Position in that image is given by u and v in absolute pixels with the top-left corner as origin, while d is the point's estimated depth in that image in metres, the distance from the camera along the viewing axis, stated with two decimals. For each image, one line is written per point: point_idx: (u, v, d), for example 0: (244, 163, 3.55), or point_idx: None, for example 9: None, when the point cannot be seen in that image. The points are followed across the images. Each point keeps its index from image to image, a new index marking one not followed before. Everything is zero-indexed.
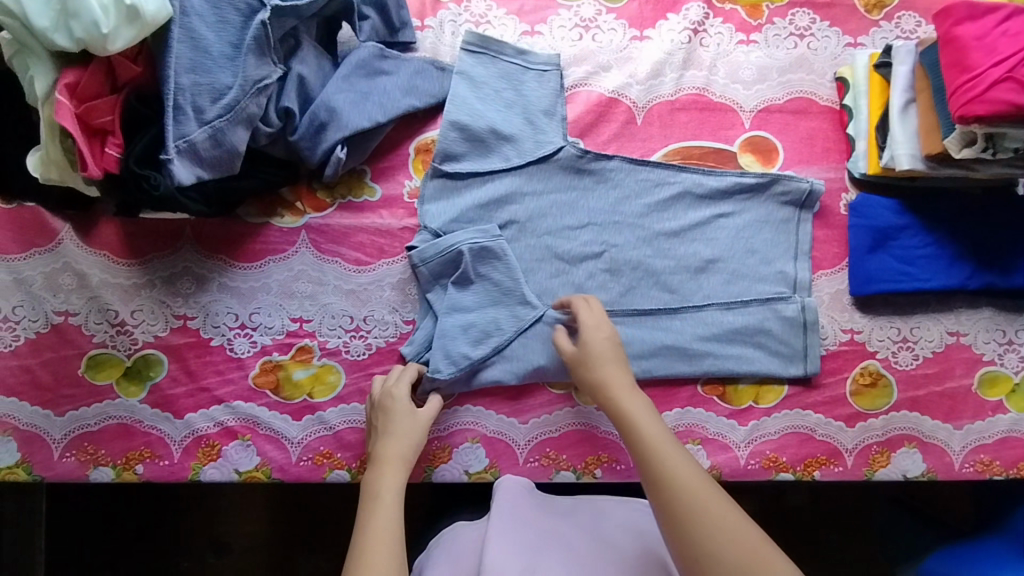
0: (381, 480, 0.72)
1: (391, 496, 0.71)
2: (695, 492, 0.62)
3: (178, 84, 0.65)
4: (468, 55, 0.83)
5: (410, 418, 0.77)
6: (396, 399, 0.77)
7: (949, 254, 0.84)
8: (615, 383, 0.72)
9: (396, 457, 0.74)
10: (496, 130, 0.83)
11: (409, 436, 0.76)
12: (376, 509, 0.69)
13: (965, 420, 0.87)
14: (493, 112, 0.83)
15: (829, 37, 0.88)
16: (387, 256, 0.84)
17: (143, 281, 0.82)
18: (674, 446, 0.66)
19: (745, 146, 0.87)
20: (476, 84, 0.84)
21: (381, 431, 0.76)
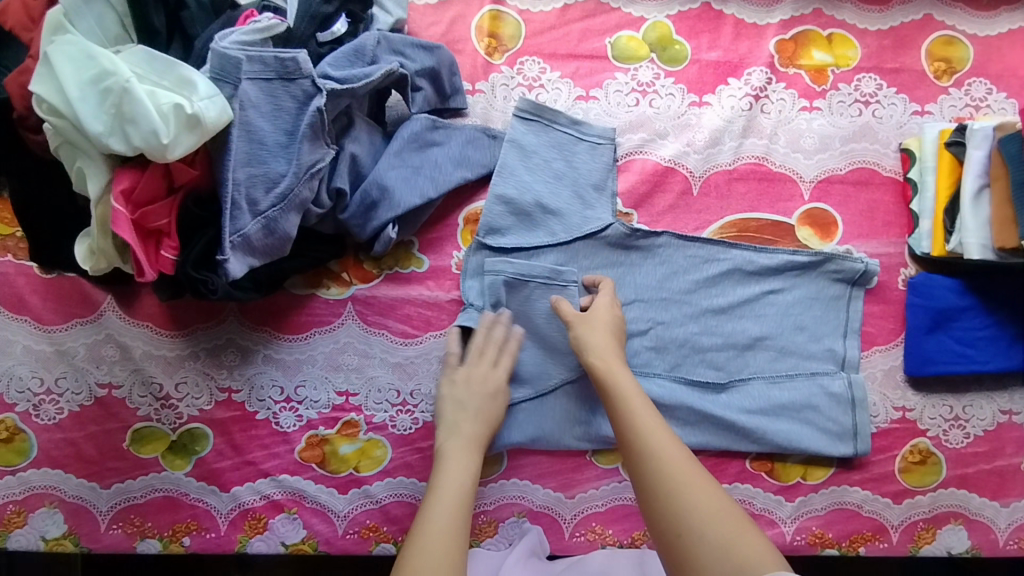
0: (452, 458, 0.71)
1: (460, 477, 0.69)
2: (677, 460, 0.62)
3: (234, 178, 0.63)
4: (521, 123, 0.80)
5: (490, 391, 0.76)
6: (463, 371, 0.77)
7: (1009, 336, 0.82)
8: (609, 356, 0.73)
9: (471, 436, 0.73)
10: (542, 204, 0.80)
11: (483, 410, 0.75)
12: (445, 485, 0.67)
13: (1013, 498, 0.86)
14: (540, 184, 0.81)
15: (896, 104, 0.84)
16: (434, 329, 0.82)
17: (187, 353, 0.81)
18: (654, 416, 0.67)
19: (803, 218, 0.84)
20: (525, 153, 0.81)
21: (456, 405, 0.75)
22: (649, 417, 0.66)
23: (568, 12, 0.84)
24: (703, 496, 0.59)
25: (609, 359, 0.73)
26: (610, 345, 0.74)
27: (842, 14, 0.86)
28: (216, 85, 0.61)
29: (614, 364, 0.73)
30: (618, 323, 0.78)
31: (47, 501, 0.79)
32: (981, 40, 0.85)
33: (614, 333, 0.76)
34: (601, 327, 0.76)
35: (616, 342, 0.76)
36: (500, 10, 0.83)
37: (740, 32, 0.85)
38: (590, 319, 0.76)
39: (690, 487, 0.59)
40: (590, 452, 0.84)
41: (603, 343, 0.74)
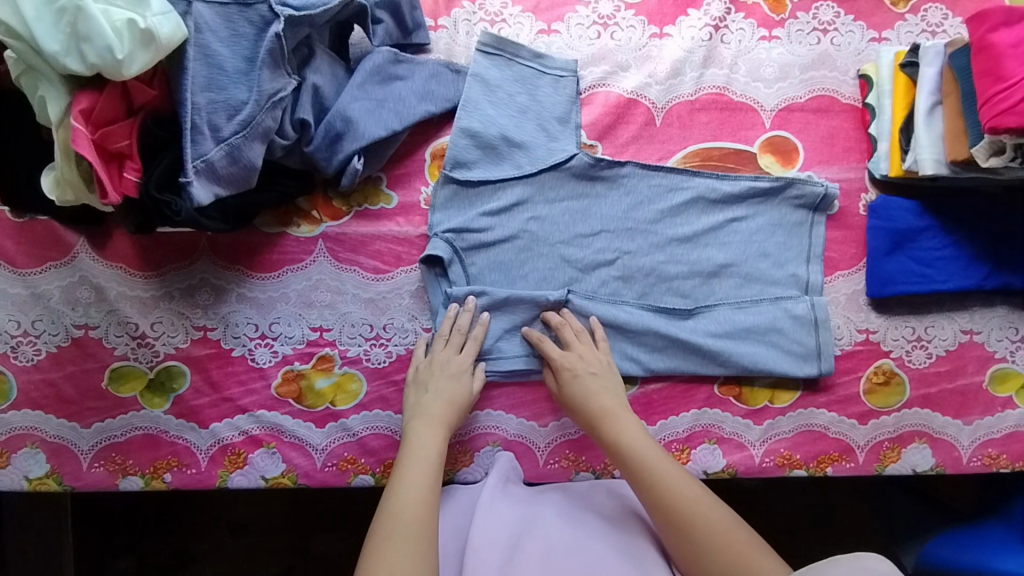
0: (420, 436, 0.74)
1: (423, 456, 0.72)
2: (694, 502, 0.70)
3: (194, 103, 0.64)
4: (484, 57, 0.81)
5: (457, 368, 0.79)
6: (436, 354, 0.80)
7: (967, 255, 0.84)
8: (603, 407, 0.78)
9: (436, 415, 0.76)
10: (507, 136, 0.82)
11: (444, 392, 0.78)
12: (409, 468, 0.71)
13: (975, 416, 0.89)
14: (505, 118, 0.82)
15: (853, 32, 0.86)
16: (405, 264, 0.84)
17: (161, 293, 0.82)
18: (656, 452, 0.74)
19: (765, 146, 0.86)
20: (490, 87, 0.82)
21: (421, 387, 0.79)
22: (651, 457, 0.73)
23: None
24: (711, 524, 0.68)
25: (606, 409, 0.78)
26: (602, 391, 0.79)
27: None
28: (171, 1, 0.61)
29: (611, 416, 0.77)
30: (598, 373, 0.81)
31: (29, 441, 0.81)
32: None
33: (603, 382, 0.80)
34: (588, 383, 0.79)
35: (604, 384, 0.80)
36: None
37: None
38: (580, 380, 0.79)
39: (697, 515, 0.69)
40: None
41: (600, 397, 0.78)
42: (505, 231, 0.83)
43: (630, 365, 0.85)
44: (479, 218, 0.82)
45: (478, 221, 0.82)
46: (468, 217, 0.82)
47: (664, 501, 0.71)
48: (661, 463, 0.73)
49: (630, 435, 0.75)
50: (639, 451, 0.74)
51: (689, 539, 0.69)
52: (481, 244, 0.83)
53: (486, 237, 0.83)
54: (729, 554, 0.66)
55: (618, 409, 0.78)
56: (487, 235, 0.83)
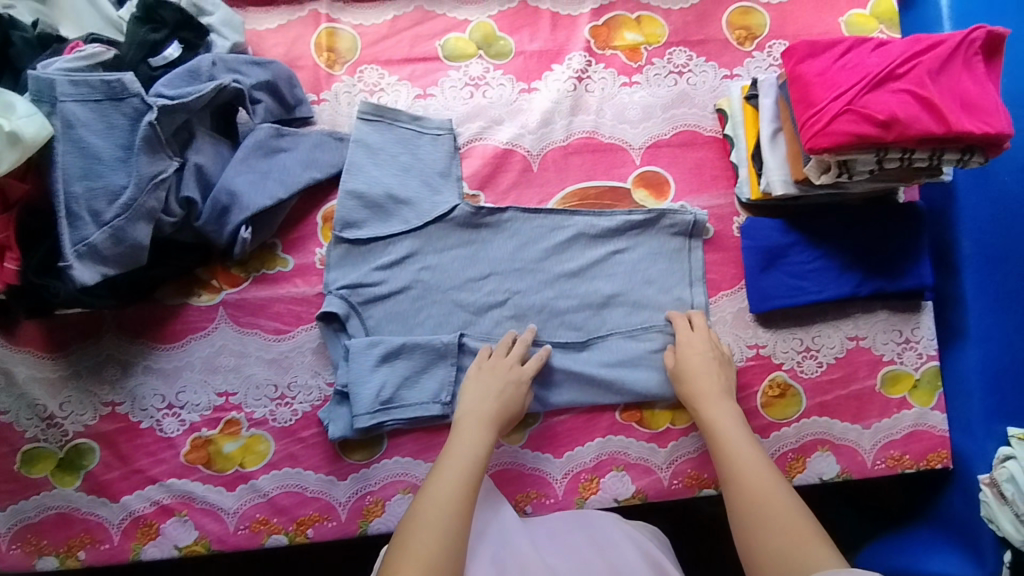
0: (468, 432, 0.78)
1: (469, 449, 0.76)
2: (764, 480, 0.73)
3: (70, 192, 0.69)
4: (364, 124, 0.87)
5: (512, 375, 0.83)
6: (498, 358, 0.84)
7: (837, 265, 0.88)
8: (707, 397, 0.83)
9: (485, 414, 0.80)
10: (392, 194, 0.87)
11: (498, 394, 0.81)
12: (454, 458, 0.75)
13: (874, 420, 0.91)
14: (389, 178, 0.87)
15: (707, 72, 0.93)
16: (304, 323, 0.87)
17: (69, 373, 0.85)
18: (748, 445, 0.77)
19: (638, 181, 0.91)
20: (372, 150, 0.88)
21: (478, 386, 0.82)
22: (738, 448, 0.77)
23: (399, 21, 0.91)
24: (778, 515, 0.69)
25: (704, 399, 0.83)
26: (715, 382, 0.84)
27: None
28: (36, 105, 0.67)
29: (707, 399, 0.82)
30: (716, 362, 0.85)
31: None
32: (775, 7, 0.94)
33: (712, 374, 0.84)
34: (697, 364, 0.84)
35: (715, 376, 0.84)
36: (335, 26, 0.90)
37: (557, 23, 0.93)
38: (685, 365, 0.85)
39: (768, 503, 0.70)
40: None
41: (701, 381, 0.83)
42: (399, 283, 0.87)
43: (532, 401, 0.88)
44: (371, 273, 0.86)
45: (371, 276, 0.86)
46: (361, 273, 0.86)
47: (740, 484, 0.74)
48: (747, 454, 0.76)
49: (724, 418, 0.81)
50: (727, 439, 0.78)
51: (750, 523, 0.70)
52: (374, 297, 0.87)
53: (379, 291, 0.86)
54: (785, 531, 0.67)
55: (725, 402, 0.83)
56: (381, 288, 0.87)
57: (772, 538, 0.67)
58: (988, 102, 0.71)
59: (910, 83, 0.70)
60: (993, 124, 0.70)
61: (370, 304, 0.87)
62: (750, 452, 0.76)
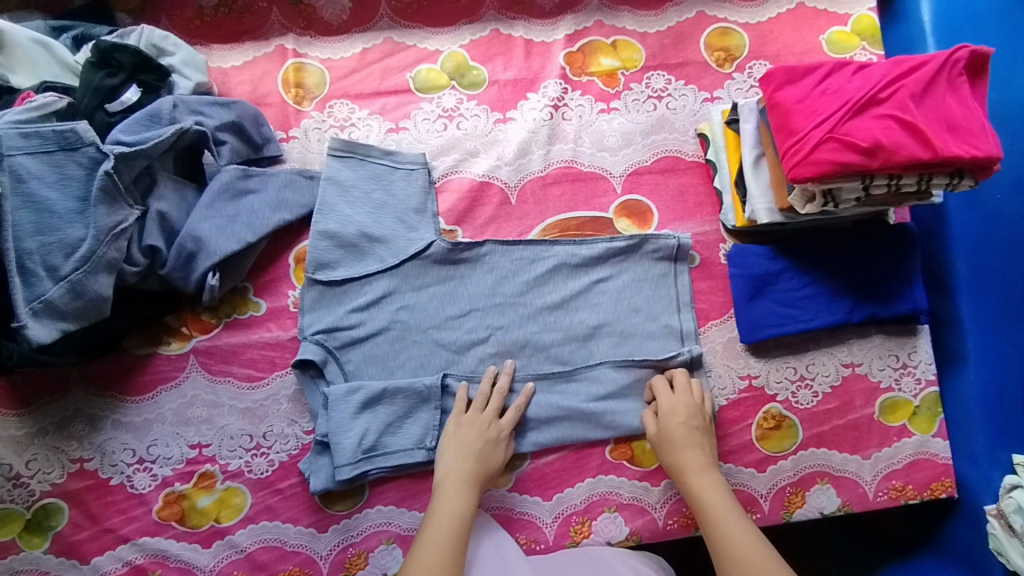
0: (448, 499, 0.75)
1: (450, 518, 0.73)
2: (761, 564, 0.68)
3: (23, 248, 0.66)
4: (335, 161, 0.84)
5: (489, 432, 0.80)
6: (476, 414, 0.81)
7: (828, 291, 0.85)
8: (687, 466, 0.78)
9: (468, 475, 0.77)
10: (365, 233, 0.84)
11: (479, 454, 0.78)
12: (436, 531, 0.72)
13: (873, 449, 0.87)
14: (362, 215, 0.84)
15: (686, 95, 0.90)
16: (279, 369, 0.84)
17: (35, 429, 0.81)
18: (736, 518, 0.73)
19: (619, 210, 0.89)
20: (344, 188, 0.85)
21: (457, 442, 0.79)
22: (728, 521, 0.73)
23: (368, 54, 0.88)
24: None
25: (686, 467, 0.78)
26: (696, 447, 0.79)
27: (623, 22, 0.91)
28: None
29: (692, 471, 0.78)
30: (697, 423, 0.81)
31: None
32: (754, 27, 0.92)
33: (694, 436, 0.80)
34: (678, 428, 0.80)
35: (696, 438, 0.80)
36: (303, 61, 0.87)
37: (531, 50, 0.90)
38: (665, 434, 0.80)
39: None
40: None
41: (685, 451, 0.79)
42: (376, 324, 0.84)
43: (518, 441, 0.84)
44: (347, 315, 0.83)
45: (346, 318, 0.83)
46: (337, 316, 0.83)
47: (734, 562, 0.69)
48: (736, 529, 0.72)
49: (708, 488, 0.76)
50: (715, 511, 0.74)
51: None
52: (351, 340, 0.84)
53: (355, 333, 0.83)
54: None
55: (709, 469, 0.78)
56: (357, 330, 0.84)
57: None
58: (975, 124, 0.68)
59: (893, 107, 0.67)
60: (981, 146, 0.67)
61: (347, 348, 0.84)
62: (743, 530, 0.72)
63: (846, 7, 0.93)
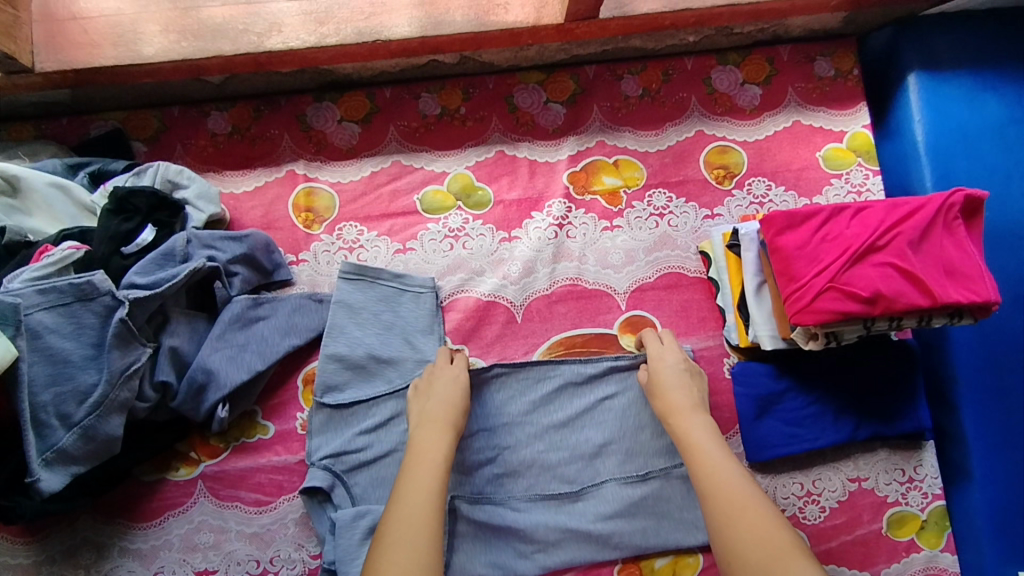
0: (424, 441, 0.74)
1: (431, 455, 0.73)
2: (745, 500, 0.67)
3: (38, 401, 0.67)
4: (344, 284, 0.86)
5: (453, 380, 0.81)
6: (440, 366, 0.82)
7: (833, 409, 0.86)
8: (675, 410, 0.78)
9: (442, 415, 0.77)
10: (374, 355, 0.85)
11: (445, 398, 0.78)
12: (418, 468, 0.71)
13: (882, 565, 0.87)
14: (371, 337, 0.85)
15: (687, 213, 0.92)
16: (286, 492, 0.84)
17: (42, 558, 0.81)
18: (721, 453, 0.73)
19: (624, 326, 0.90)
20: (354, 310, 0.86)
21: (422, 395, 0.80)
22: (712, 456, 0.72)
23: (377, 176, 0.91)
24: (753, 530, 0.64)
25: (675, 409, 0.78)
26: (683, 391, 0.80)
27: (624, 141, 0.94)
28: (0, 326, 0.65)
29: (681, 413, 0.78)
30: (684, 373, 0.82)
31: None
32: (752, 145, 0.94)
33: (682, 383, 0.80)
34: (667, 378, 0.81)
35: (684, 384, 0.80)
36: (313, 185, 0.90)
37: (535, 170, 0.93)
38: (655, 381, 0.81)
39: (744, 513, 0.66)
40: None
41: (673, 393, 0.80)
42: (383, 444, 0.83)
43: (525, 564, 0.83)
44: (354, 437, 0.83)
45: (354, 440, 0.83)
46: (344, 439, 0.83)
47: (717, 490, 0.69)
48: (721, 464, 0.71)
49: (694, 428, 0.76)
50: (699, 446, 0.74)
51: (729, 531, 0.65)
52: (358, 462, 0.83)
53: (363, 456, 0.83)
54: (765, 548, 0.62)
55: (695, 409, 0.78)
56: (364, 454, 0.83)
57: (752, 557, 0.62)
58: (973, 268, 0.70)
59: (892, 254, 0.69)
60: (979, 291, 0.69)
61: (355, 472, 0.83)
62: (728, 464, 0.71)
63: (841, 124, 0.95)
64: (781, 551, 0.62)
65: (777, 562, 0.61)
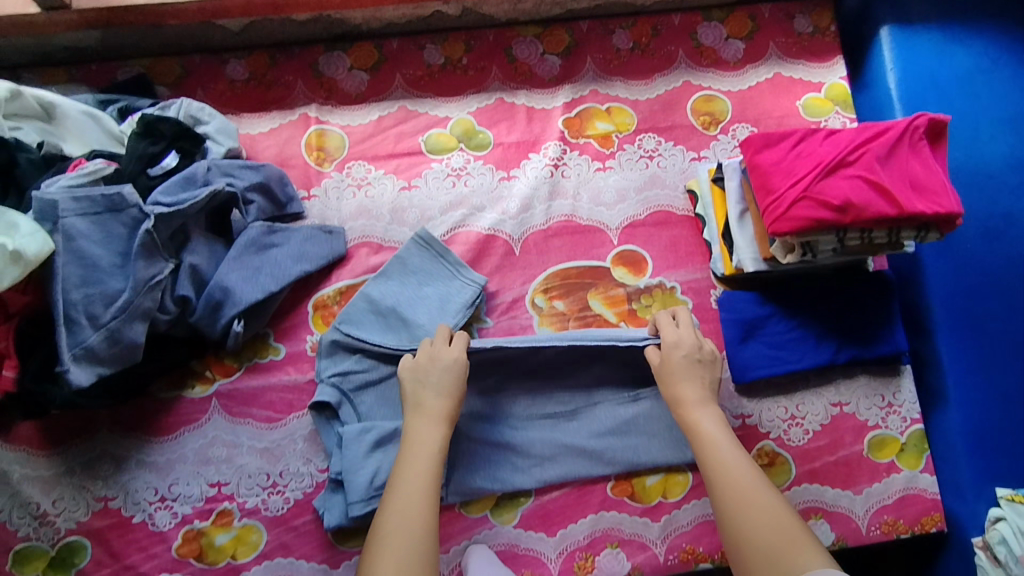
0: (418, 434, 0.76)
1: (426, 449, 0.75)
2: (754, 489, 0.71)
3: (69, 300, 0.72)
4: (416, 247, 0.91)
5: (451, 367, 0.81)
6: (439, 349, 0.82)
7: (813, 334, 0.91)
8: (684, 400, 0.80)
9: (437, 406, 0.78)
10: (399, 311, 0.89)
11: (443, 387, 0.79)
12: (411, 457, 0.75)
13: (864, 485, 0.91)
14: (406, 295, 0.90)
15: (675, 155, 0.98)
16: (296, 410, 0.89)
17: (63, 469, 0.86)
18: (731, 443, 0.76)
19: (616, 259, 0.95)
20: (405, 267, 0.91)
21: (417, 377, 0.80)
22: (722, 447, 0.75)
23: (384, 120, 0.97)
24: (760, 521, 0.68)
25: (684, 400, 0.80)
26: (692, 379, 0.81)
27: (615, 90, 1.00)
28: (38, 224, 0.70)
29: (691, 405, 0.79)
30: (696, 361, 0.82)
31: None
32: (736, 94, 1.01)
33: (692, 372, 0.81)
34: (677, 366, 0.81)
35: (694, 374, 0.81)
36: (324, 127, 0.96)
37: (532, 115, 0.99)
38: (665, 368, 0.82)
39: (753, 506, 0.70)
40: (459, 505, 0.89)
41: (683, 384, 0.80)
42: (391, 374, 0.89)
43: (522, 478, 0.88)
44: (362, 364, 0.88)
45: (362, 366, 0.88)
46: (353, 364, 0.88)
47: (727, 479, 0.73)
48: (732, 456, 0.74)
49: (703, 419, 0.78)
50: (710, 437, 0.76)
51: (738, 520, 0.69)
52: (364, 383, 0.88)
53: (371, 380, 0.88)
54: (773, 538, 0.67)
55: (705, 399, 0.80)
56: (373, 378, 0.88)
57: (760, 544, 0.67)
58: (937, 184, 0.75)
59: (861, 168, 0.74)
60: (943, 203, 0.74)
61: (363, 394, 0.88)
62: (736, 455, 0.74)
63: (819, 76, 1.01)
64: (790, 543, 0.66)
65: (786, 553, 0.65)
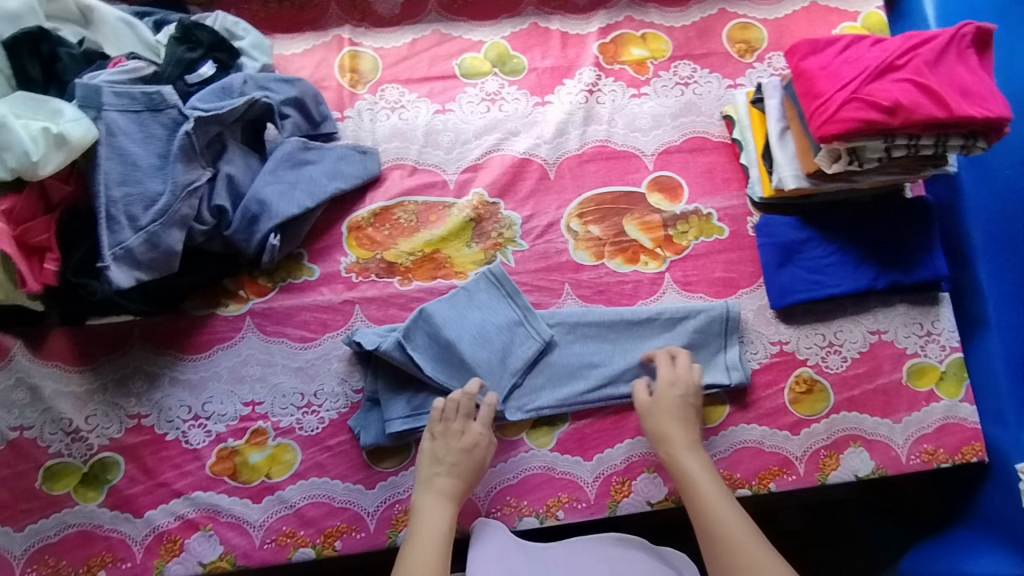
0: (428, 510, 0.74)
1: (432, 529, 0.72)
2: (743, 539, 0.70)
3: (110, 197, 0.72)
4: (489, 288, 0.86)
5: (470, 450, 0.78)
6: (465, 428, 0.79)
7: (853, 259, 0.90)
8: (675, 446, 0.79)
9: (445, 485, 0.76)
10: (457, 346, 0.84)
11: (456, 466, 0.77)
12: (421, 538, 0.72)
13: (903, 413, 0.89)
14: (468, 327, 0.85)
15: (711, 82, 0.97)
16: (330, 330, 0.88)
17: (96, 386, 0.85)
18: (722, 495, 0.75)
19: (652, 185, 0.94)
20: (470, 300, 0.86)
21: (433, 453, 0.78)
22: (716, 498, 0.74)
23: (417, 44, 0.97)
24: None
25: (675, 447, 0.79)
26: (681, 427, 0.80)
27: (650, 17, 1.00)
28: (82, 110, 0.72)
29: (680, 449, 0.79)
30: (687, 406, 0.82)
31: None
32: (771, 22, 1.00)
33: (683, 417, 0.81)
34: (667, 410, 0.81)
35: (685, 420, 0.81)
36: (358, 50, 0.96)
37: (566, 42, 0.99)
38: (655, 409, 0.81)
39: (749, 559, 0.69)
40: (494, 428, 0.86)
41: (673, 428, 0.80)
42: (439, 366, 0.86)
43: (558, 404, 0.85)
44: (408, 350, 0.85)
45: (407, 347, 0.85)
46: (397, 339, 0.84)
47: (719, 530, 0.72)
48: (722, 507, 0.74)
49: (694, 468, 0.77)
50: (701, 485, 0.76)
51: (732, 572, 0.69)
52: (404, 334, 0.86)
53: None
54: None
55: (694, 449, 0.79)
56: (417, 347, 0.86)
57: None
58: (985, 88, 0.74)
59: (910, 72, 0.74)
60: (992, 108, 0.73)
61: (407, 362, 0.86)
62: (729, 509, 0.73)
63: (855, 5, 1.01)
64: None
65: None
